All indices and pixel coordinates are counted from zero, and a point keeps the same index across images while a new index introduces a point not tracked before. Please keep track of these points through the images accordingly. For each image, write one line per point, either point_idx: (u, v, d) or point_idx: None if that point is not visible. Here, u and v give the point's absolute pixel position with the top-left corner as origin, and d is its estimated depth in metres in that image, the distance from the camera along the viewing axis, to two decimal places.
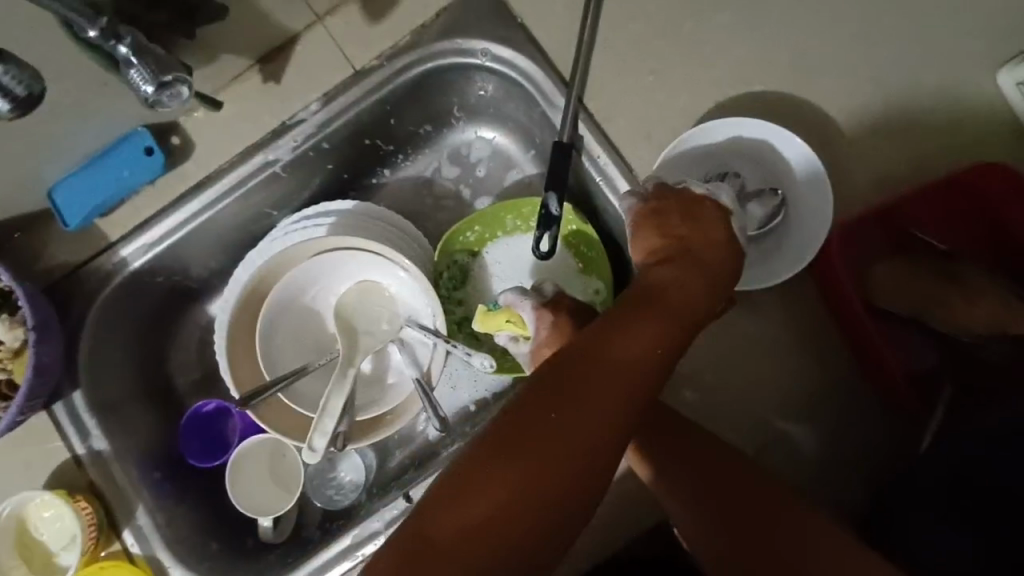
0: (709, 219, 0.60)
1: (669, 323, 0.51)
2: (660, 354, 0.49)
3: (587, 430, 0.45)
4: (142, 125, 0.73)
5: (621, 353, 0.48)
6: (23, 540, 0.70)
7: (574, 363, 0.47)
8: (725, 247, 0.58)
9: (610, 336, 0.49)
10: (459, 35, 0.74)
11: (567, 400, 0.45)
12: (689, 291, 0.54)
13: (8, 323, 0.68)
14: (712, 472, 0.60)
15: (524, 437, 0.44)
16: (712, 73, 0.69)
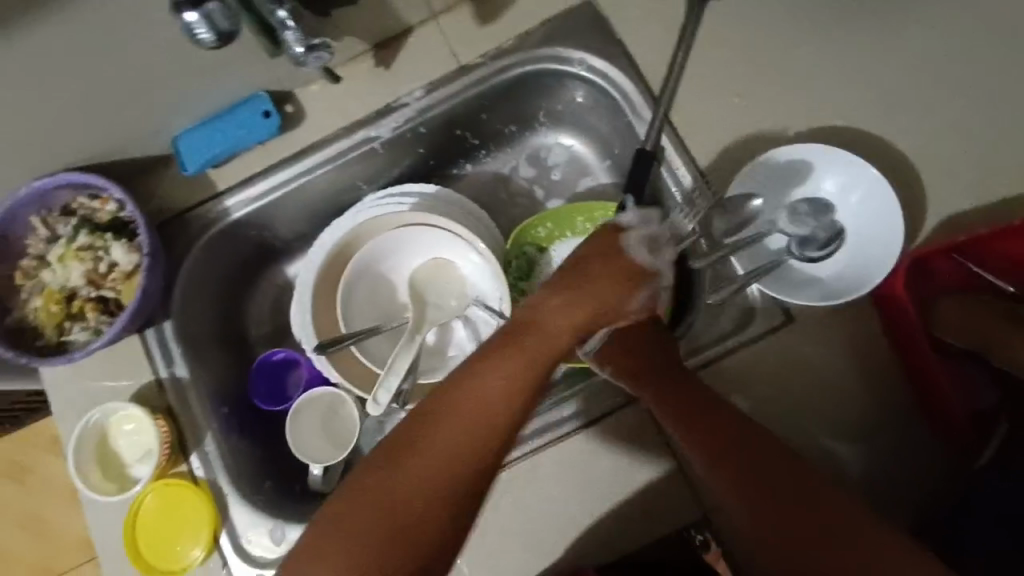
0: (610, 258, 0.65)
1: (527, 358, 0.60)
2: (519, 383, 0.59)
3: (443, 450, 0.56)
4: (264, 90, 0.80)
5: (474, 389, 0.58)
6: (103, 448, 0.76)
7: (439, 398, 0.59)
8: (614, 276, 0.64)
9: (468, 375, 0.59)
10: (559, 44, 0.80)
11: (430, 429, 0.57)
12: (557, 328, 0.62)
13: (127, 248, 0.76)
14: (774, 475, 0.60)
15: (394, 466, 0.56)
16: (795, 104, 0.73)
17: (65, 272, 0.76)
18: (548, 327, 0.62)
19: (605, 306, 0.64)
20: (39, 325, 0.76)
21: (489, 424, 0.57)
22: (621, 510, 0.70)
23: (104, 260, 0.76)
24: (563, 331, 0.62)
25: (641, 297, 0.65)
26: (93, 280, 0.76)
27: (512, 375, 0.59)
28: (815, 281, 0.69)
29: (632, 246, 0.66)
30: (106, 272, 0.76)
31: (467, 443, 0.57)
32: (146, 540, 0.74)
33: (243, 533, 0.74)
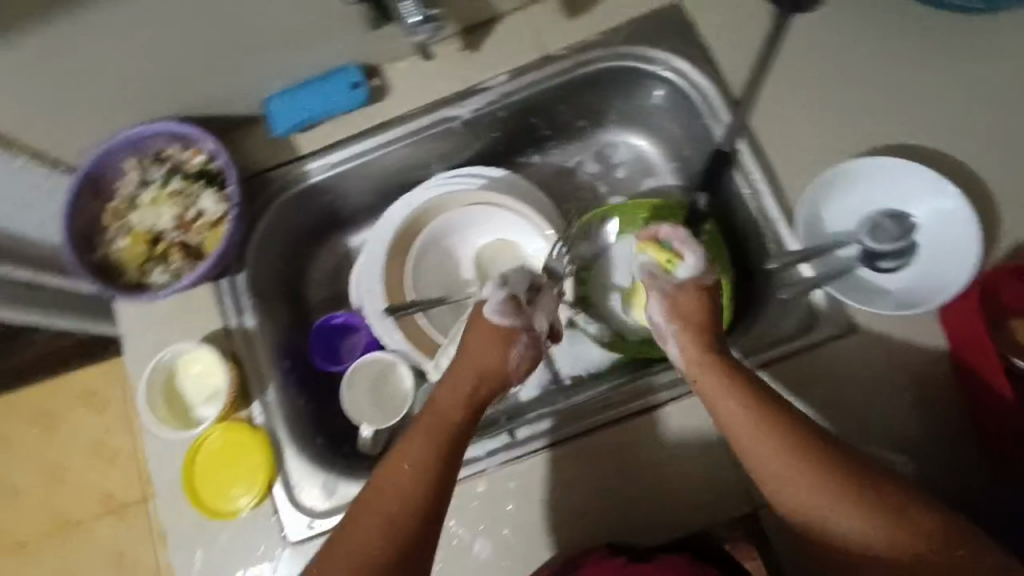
0: (485, 332, 0.71)
1: (432, 432, 0.65)
2: (432, 451, 0.63)
3: (373, 530, 0.60)
4: (355, 62, 0.84)
5: (393, 472, 0.62)
6: (169, 387, 0.79)
7: (367, 488, 0.63)
8: (483, 344, 0.70)
9: (383, 465, 0.64)
10: (643, 43, 0.82)
11: (361, 515, 0.61)
12: (452, 400, 0.67)
13: (218, 197, 0.80)
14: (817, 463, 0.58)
15: (337, 554, 0.60)
16: (871, 122, 0.75)
17: (158, 214, 0.81)
18: (444, 404, 0.67)
19: (487, 371, 0.69)
20: (122, 263, 0.80)
21: (408, 497, 0.61)
22: (665, 495, 0.72)
23: (193, 207, 0.81)
24: (457, 404, 0.67)
25: (516, 360, 0.71)
26: (182, 224, 0.81)
27: (421, 453, 0.63)
28: (881, 294, 0.70)
29: (491, 314, 0.71)
30: (193, 218, 0.81)
31: (390, 516, 0.61)
32: (204, 479, 0.76)
33: (296, 482, 0.77)
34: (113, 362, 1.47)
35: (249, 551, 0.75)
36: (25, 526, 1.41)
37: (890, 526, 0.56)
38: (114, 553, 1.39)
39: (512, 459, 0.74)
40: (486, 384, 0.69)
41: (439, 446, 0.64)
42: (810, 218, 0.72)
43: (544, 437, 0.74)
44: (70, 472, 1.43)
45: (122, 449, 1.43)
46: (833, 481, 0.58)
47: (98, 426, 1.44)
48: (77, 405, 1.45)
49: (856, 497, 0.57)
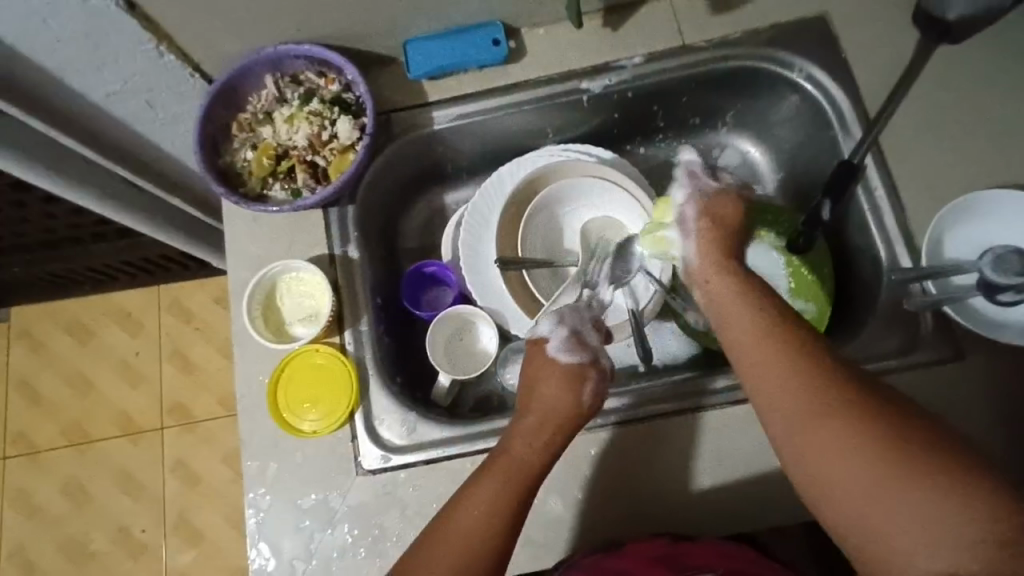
0: (550, 376, 0.70)
1: (506, 473, 0.64)
2: (509, 493, 0.63)
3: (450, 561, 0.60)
4: (498, 21, 0.85)
5: (468, 512, 0.62)
6: (269, 300, 0.80)
7: (440, 519, 0.63)
8: (555, 385, 0.69)
9: (456, 500, 0.64)
10: (784, 49, 0.83)
11: (435, 543, 0.62)
12: (519, 446, 0.66)
13: (352, 124, 0.82)
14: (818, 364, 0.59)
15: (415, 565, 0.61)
16: (1003, 159, 0.76)
17: (291, 132, 0.84)
18: (516, 447, 0.66)
19: (558, 412, 0.68)
20: (246, 174, 0.83)
21: (484, 536, 0.61)
22: (740, 483, 0.72)
23: (328, 129, 0.83)
24: (530, 449, 0.66)
25: (587, 408, 0.69)
26: (313, 144, 0.83)
27: (497, 496, 0.63)
28: (997, 324, 0.70)
29: (558, 352, 0.71)
30: (326, 140, 0.83)
31: (467, 552, 0.61)
32: (289, 394, 0.77)
33: (377, 415, 0.77)
34: (154, 287, 1.48)
35: (321, 474, 0.75)
36: (41, 432, 1.42)
37: (864, 420, 0.55)
38: (126, 472, 1.40)
39: (596, 425, 0.75)
40: (556, 428, 0.67)
41: (511, 489, 0.63)
42: (935, 240, 0.73)
43: (631, 410, 0.75)
44: (96, 386, 1.44)
45: (149, 373, 1.44)
46: (809, 366, 0.59)
47: (130, 347, 1.46)
48: (115, 322, 1.47)
49: (841, 395, 0.57)
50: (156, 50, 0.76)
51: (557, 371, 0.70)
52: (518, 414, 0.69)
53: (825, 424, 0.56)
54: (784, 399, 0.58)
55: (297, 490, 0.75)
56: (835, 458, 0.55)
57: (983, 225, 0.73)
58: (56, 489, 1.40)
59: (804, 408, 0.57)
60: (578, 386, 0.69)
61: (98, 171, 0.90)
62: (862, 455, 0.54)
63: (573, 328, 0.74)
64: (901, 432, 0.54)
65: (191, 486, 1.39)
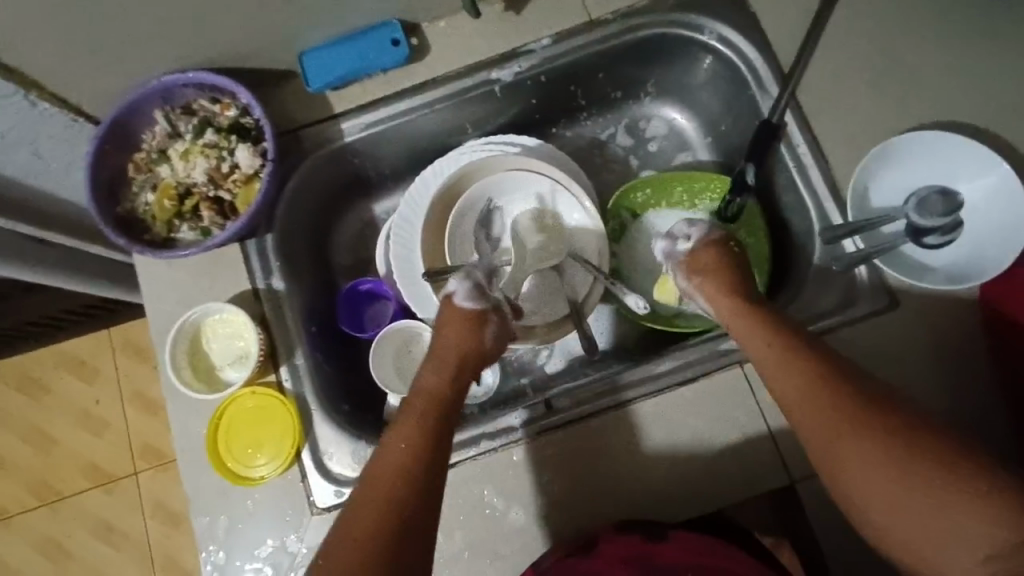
0: (452, 323, 0.72)
1: (423, 408, 0.65)
2: (421, 427, 0.63)
3: (378, 499, 0.58)
4: (395, 19, 0.81)
5: (390, 449, 0.61)
6: (194, 347, 0.76)
7: (372, 467, 0.61)
8: (454, 318, 0.73)
9: (380, 446, 0.63)
10: (692, 12, 0.81)
11: (369, 487, 0.59)
12: (431, 391, 0.67)
13: (251, 150, 0.77)
14: (836, 380, 0.62)
15: (352, 510, 0.58)
16: (920, 100, 0.75)
17: (188, 167, 0.78)
18: (426, 387, 0.68)
19: (457, 353, 0.70)
20: (149, 219, 0.78)
21: (408, 465, 0.60)
22: (699, 461, 0.71)
23: (227, 160, 0.78)
24: (440, 381, 0.68)
25: (489, 347, 0.73)
26: (213, 178, 0.78)
27: (418, 428, 0.63)
28: (928, 269, 0.70)
29: (462, 301, 0.74)
30: (227, 172, 0.78)
31: (392, 485, 0.59)
32: (230, 442, 0.74)
33: (325, 448, 0.75)
34: (104, 330, 1.41)
35: (277, 517, 0.73)
36: (9, 497, 1.37)
37: (887, 433, 0.58)
38: (104, 524, 1.36)
39: (548, 428, 0.73)
40: (464, 362, 0.70)
41: (427, 420, 0.64)
42: (860, 192, 0.72)
43: (581, 408, 0.73)
44: (58, 442, 1.38)
45: (112, 419, 1.39)
46: (844, 402, 0.60)
47: (88, 395, 1.40)
48: (67, 372, 1.40)
49: (861, 409, 0.60)
50: (26, 99, 0.71)
51: (457, 314, 0.73)
52: (426, 361, 0.71)
53: (857, 457, 0.58)
54: (813, 425, 0.61)
55: (252, 539, 0.72)
56: (874, 492, 0.57)
57: (905, 170, 0.72)
58: (35, 549, 1.35)
59: (831, 431, 0.60)
60: (481, 326, 0.73)
61: (29, 246, 0.83)
62: (886, 466, 0.57)
63: (479, 281, 0.77)
64: (924, 444, 0.57)
65: (173, 527, 1.35)
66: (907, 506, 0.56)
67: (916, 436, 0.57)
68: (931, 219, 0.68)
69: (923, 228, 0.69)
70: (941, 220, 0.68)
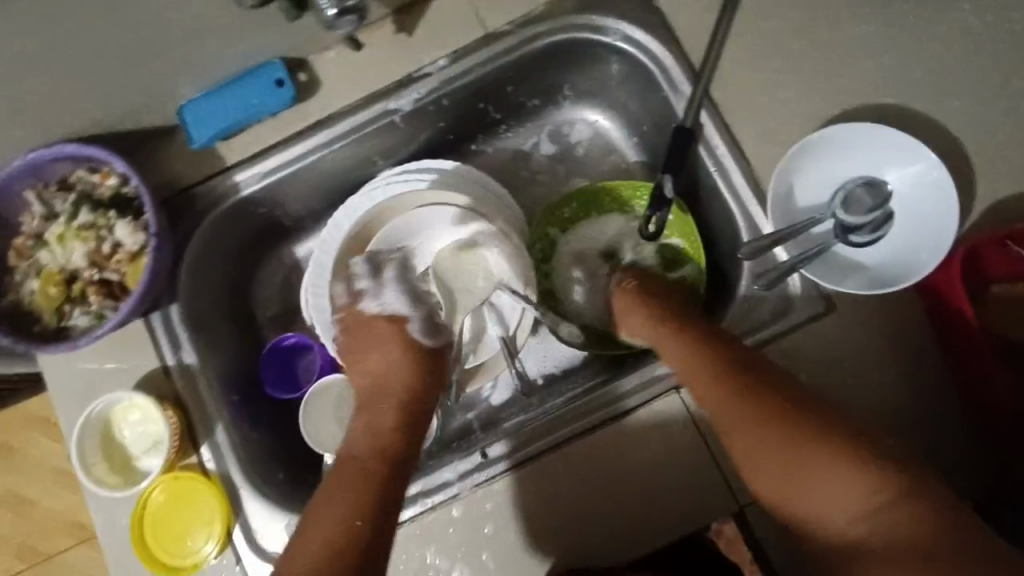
0: (389, 348, 0.75)
1: (374, 443, 0.68)
2: (374, 457, 0.66)
3: (334, 524, 0.60)
4: (277, 57, 0.75)
5: (342, 479, 0.64)
6: (107, 439, 0.73)
7: (326, 491, 0.64)
8: (388, 345, 0.75)
9: (332, 478, 0.65)
10: (592, 12, 0.75)
11: (320, 518, 0.61)
12: (383, 421, 0.70)
13: (131, 226, 0.71)
14: (740, 376, 0.64)
15: (307, 540, 0.60)
16: (842, 85, 0.70)
17: (67, 252, 0.73)
18: (379, 419, 0.71)
19: (400, 382, 0.74)
20: (36, 309, 0.72)
21: (354, 516, 0.61)
22: (646, 491, 0.69)
23: (108, 240, 0.72)
24: (388, 420, 0.71)
25: (434, 373, 0.76)
26: (96, 261, 0.73)
27: (364, 469, 0.65)
28: (858, 267, 0.66)
29: (414, 330, 0.77)
30: (109, 252, 0.73)
31: (349, 513, 0.61)
32: (155, 533, 0.71)
33: (256, 526, 0.71)
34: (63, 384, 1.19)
35: None
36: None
37: (785, 421, 0.62)
38: None
39: (484, 479, 0.70)
40: (406, 396, 0.73)
41: (381, 451, 0.67)
42: (784, 194, 0.68)
43: (519, 453, 0.70)
44: (35, 502, 1.19)
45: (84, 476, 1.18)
46: (750, 395, 0.63)
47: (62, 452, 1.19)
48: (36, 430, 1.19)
49: (765, 400, 0.63)
50: None
51: (397, 341, 0.75)
52: (373, 392, 0.74)
53: (764, 444, 0.62)
54: (725, 420, 0.64)
55: None
56: (779, 472, 0.61)
57: (829, 164, 0.68)
58: None
59: (741, 422, 0.63)
60: (424, 353, 0.76)
61: None
62: (787, 447, 0.61)
63: (429, 310, 0.78)
64: (818, 426, 0.61)
65: None
66: (809, 481, 0.60)
67: (811, 419, 0.62)
68: (854, 217, 0.66)
69: (849, 226, 0.66)
70: (866, 215, 0.65)
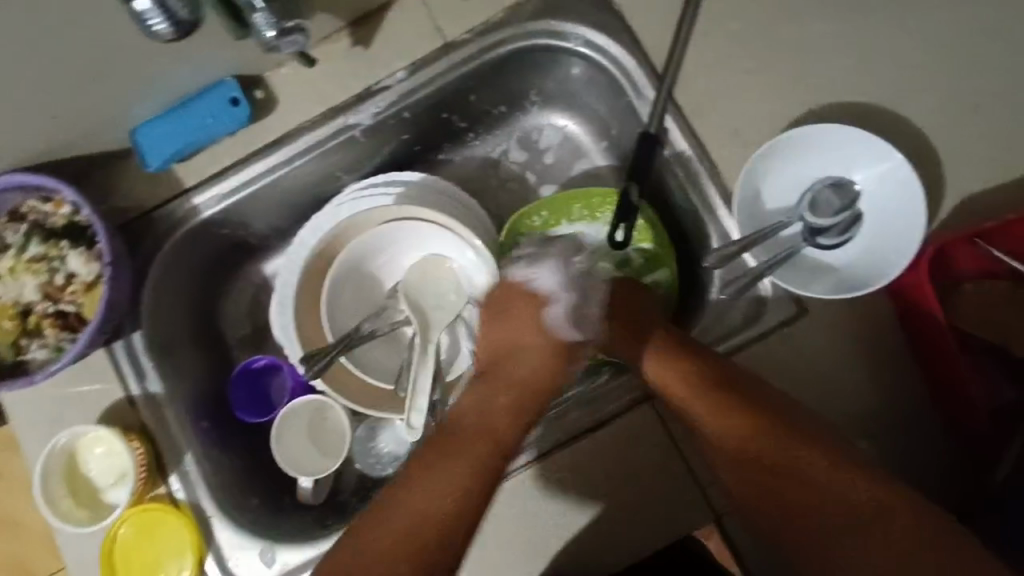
0: (534, 333, 0.66)
1: (476, 434, 0.60)
2: (475, 458, 0.58)
3: (417, 530, 0.55)
4: (231, 75, 0.73)
5: (434, 470, 0.57)
6: (71, 473, 0.71)
7: (412, 475, 0.58)
8: (530, 327, 0.67)
9: (422, 460, 0.59)
10: (552, 18, 0.74)
11: (396, 510, 0.56)
12: (493, 415, 0.62)
13: (84, 256, 0.70)
14: (732, 408, 0.62)
15: (375, 538, 0.55)
16: (806, 84, 0.69)
17: (19, 286, 0.71)
18: (492, 408, 0.62)
19: (535, 379, 0.65)
20: None
21: (456, 494, 0.56)
22: (624, 502, 0.68)
23: (61, 271, 0.71)
24: (500, 410, 0.62)
25: (564, 373, 0.67)
26: (49, 293, 0.71)
27: (465, 470, 0.58)
28: (828, 270, 0.65)
29: (558, 325, 0.67)
30: (63, 284, 0.71)
31: (436, 524, 0.55)
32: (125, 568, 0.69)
33: (229, 555, 0.70)
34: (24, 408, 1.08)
35: None
36: None
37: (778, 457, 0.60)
38: None
39: None
40: (531, 395, 0.64)
41: (486, 452, 0.59)
42: (752, 198, 0.67)
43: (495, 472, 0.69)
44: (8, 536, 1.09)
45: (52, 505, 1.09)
46: (742, 429, 0.61)
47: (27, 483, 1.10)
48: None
49: (758, 435, 0.61)
50: None
51: (530, 326, 0.66)
52: (492, 373, 0.65)
53: (754, 478, 0.61)
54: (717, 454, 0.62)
55: None
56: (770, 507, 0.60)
57: (797, 166, 0.67)
58: None
59: (733, 457, 0.61)
60: (568, 350, 0.67)
61: None
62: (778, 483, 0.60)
63: (561, 294, 0.68)
64: (812, 462, 0.60)
65: None
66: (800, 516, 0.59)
67: (805, 455, 0.60)
68: (821, 218, 0.65)
69: (817, 227, 0.66)
70: (833, 216, 0.65)
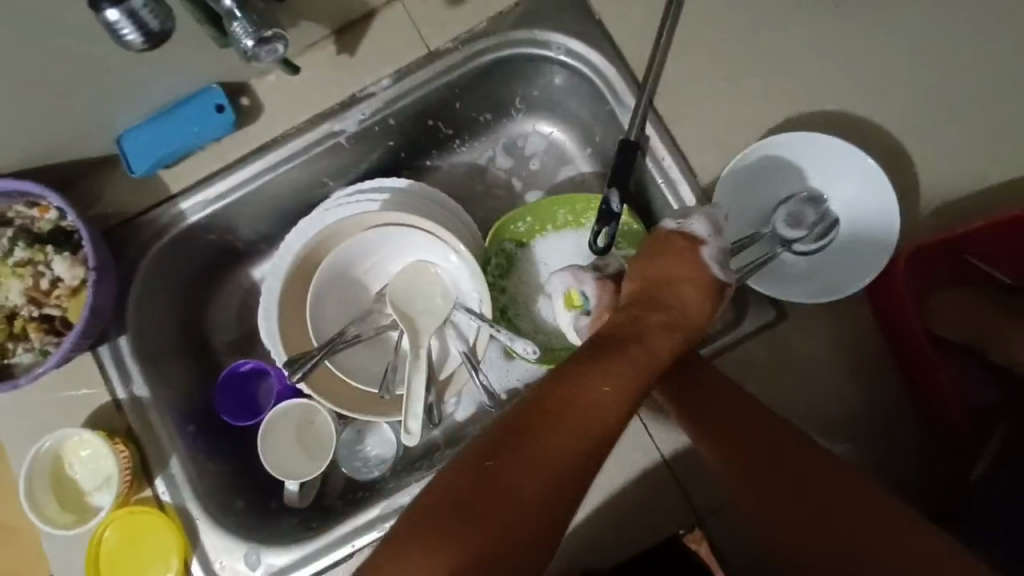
0: (688, 270, 0.62)
1: (636, 361, 0.55)
2: (632, 379, 0.54)
3: (560, 457, 0.49)
4: (216, 82, 0.74)
5: (588, 390, 0.52)
6: (57, 477, 0.72)
7: (552, 396, 0.52)
8: (684, 263, 0.62)
9: (578, 372, 0.53)
10: (535, 27, 0.75)
11: (535, 436, 0.50)
12: (646, 342, 0.57)
13: (69, 261, 0.71)
14: (733, 420, 0.62)
15: (505, 466, 0.49)
16: (782, 94, 0.69)
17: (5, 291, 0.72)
18: (651, 343, 0.57)
19: (688, 316, 0.60)
20: None
21: (609, 396, 0.52)
22: (608, 503, 0.68)
23: (46, 275, 0.71)
24: (659, 342, 0.58)
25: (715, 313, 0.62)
26: (33, 297, 0.72)
27: (624, 391, 0.53)
28: (806, 276, 0.66)
29: (712, 263, 0.63)
30: (48, 287, 0.72)
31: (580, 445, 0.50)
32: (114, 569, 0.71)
33: (215, 557, 0.71)
34: None
35: None
36: None
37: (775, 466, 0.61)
38: None
39: None
40: (682, 331, 0.59)
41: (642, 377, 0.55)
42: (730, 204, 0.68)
43: None
44: None
45: None
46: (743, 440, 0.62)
47: None
48: None
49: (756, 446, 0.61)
50: None
51: (693, 266, 0.62)
52: (646, 307, 0.60)
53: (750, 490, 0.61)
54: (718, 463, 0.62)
55: None
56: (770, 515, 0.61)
57: (772, 173, 0.68)
58: None
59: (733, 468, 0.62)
60: (719, 294, 0.62)
61: None
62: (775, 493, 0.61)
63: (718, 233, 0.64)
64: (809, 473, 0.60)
65: None
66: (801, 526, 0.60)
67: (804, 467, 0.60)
68: (791, 233, 0.67)
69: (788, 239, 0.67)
70: (801, 233, 0.67)
